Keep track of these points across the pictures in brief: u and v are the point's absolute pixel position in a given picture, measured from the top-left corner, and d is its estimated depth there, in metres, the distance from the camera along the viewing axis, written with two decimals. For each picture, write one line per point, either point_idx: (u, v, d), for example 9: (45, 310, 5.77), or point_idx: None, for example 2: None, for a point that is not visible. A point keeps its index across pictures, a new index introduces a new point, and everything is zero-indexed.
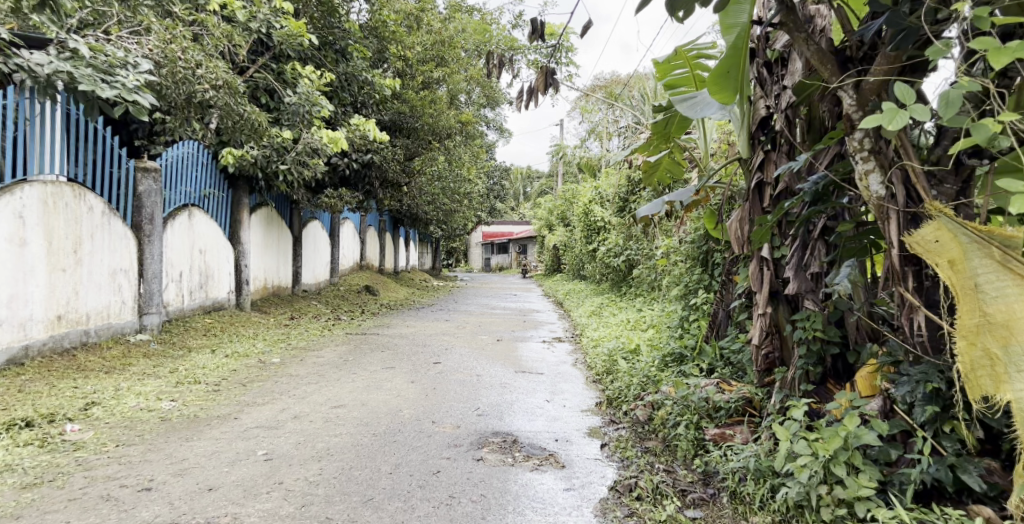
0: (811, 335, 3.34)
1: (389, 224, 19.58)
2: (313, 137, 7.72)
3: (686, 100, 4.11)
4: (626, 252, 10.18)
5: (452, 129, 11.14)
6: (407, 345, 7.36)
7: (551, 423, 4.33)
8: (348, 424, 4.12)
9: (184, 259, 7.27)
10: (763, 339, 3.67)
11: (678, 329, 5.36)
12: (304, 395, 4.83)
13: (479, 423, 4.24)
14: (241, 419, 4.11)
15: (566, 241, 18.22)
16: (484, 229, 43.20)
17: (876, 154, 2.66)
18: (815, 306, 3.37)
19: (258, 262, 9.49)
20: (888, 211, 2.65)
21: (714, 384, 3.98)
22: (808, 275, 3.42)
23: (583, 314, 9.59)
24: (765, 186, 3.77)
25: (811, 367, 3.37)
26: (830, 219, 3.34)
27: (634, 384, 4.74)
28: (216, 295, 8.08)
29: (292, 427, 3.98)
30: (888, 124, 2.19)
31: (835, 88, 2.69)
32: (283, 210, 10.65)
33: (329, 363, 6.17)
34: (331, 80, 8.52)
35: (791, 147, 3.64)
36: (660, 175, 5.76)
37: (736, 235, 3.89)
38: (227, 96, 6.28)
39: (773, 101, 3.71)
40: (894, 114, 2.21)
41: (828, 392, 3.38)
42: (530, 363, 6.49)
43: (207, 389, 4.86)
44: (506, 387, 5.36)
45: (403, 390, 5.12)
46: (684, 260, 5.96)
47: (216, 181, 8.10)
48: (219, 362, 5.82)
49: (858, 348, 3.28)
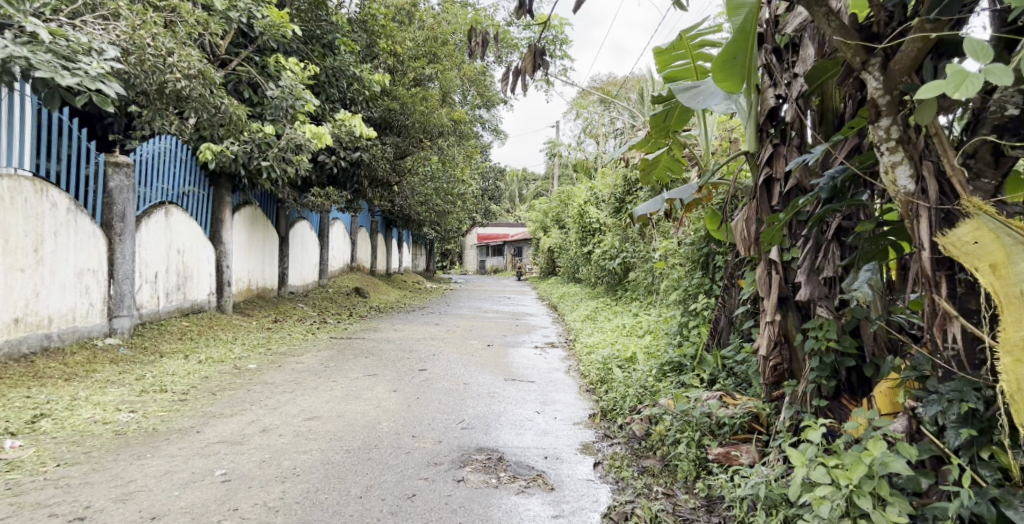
0: (823, 345, 3.07)
1: (382, 225, 19.24)
2: (297, 132, 7.40)
3: (687, 91, 3.78)
4: (622, 254, 9.86)
5: (444, 127, 10.83)
6: (393, 351, 7.03)
7: (541, 437, 4.02)
8: (320, 439, 3.80)
9: (161, 259, 6.94)
10: (770, 352, 3.35)
11: (676, 337, 5.06)
12: (277, 406, 4.51)
13: (462, 437, 3.93)
14: (204, 432, 3.79)
15: (562, 243, 17.88)
16: (480, 231, 42.84)
17: (905, 145, 2.35)
18: (829, 314, 3.11)
19: (241, 262, 9.17)
20: (918, 209, 2.35)
21: (717, 398, 3.66)
22: (820, 280, 3.14)
23: (577, 318, 9.26)
24: (774, 182, 3.46)
25: (824, 380, 3.10)
26: (846, 219, 3.08)
27: (630, 396, 4.43)
28: (195, 297, 7.74)
29: (258, 442, 3.66)
30: (957, 91, 1.85)
31: (858, 70, 2.41)
32: (269, 210, 10.32)
33: (308, 370, 5.86)
34: (316, 74, 8.21)
35: (804, 140, 3.35)
36: (658, 173, 5.49)
37: (742, 236, 3.55)
38: (201, 87, 6.01)
39: (784, 91, 3.43)
40: (962, 78, 1.86)
41: (843, 408, 3.09)
42: (521, 370, 6.18)
43: (173, 399, 4.53)
44: (493, 397, 5.04)
45: (383, 400, 4.80)
46: (682, 262, 5.67)
47: (196, 178, 7.77)
48: (191, 368, 5.50)
49: (876, 361, 3.00)
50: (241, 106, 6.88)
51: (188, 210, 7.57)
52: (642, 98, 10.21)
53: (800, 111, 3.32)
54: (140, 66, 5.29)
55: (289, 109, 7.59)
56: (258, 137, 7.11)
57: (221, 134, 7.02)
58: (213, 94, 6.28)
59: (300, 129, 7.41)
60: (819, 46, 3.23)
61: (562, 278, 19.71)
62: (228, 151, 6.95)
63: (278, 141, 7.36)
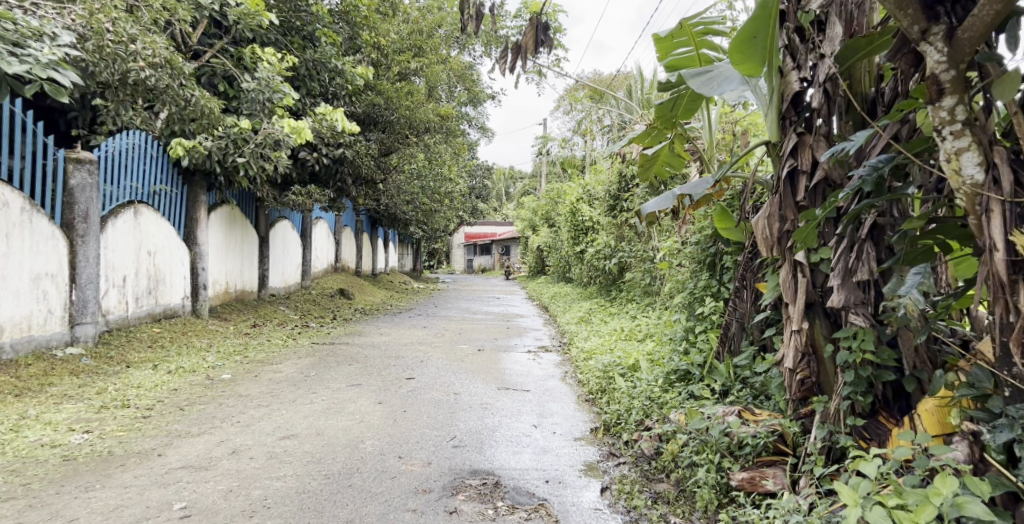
0: (858, 358, 2.76)
1: (367, 225, 18.80)
2: (275, 127, 6.98)
3: (698, 75, 3.42)
4: (616, 253, 9.51)
5: (431, 123, 10.42)
6: (379, 357, 6.65)
7: (540, 457, 3.66)
8: (296, 462, 3.41)
9: (129, 262, 6.51)
10: (797, 363, 3.03)
11: (682, 343, 4.74)
12: (249, 422, 4.11)
13: (454, 458, 3.57)
14: (165, 456, 3.38)
15: (552, 242, 17.54)
16: (467, 229, 42.42)
17: (972, 127, 2.06)
18: (866, 322, 2.79)
19: (218, 264, 8.73)
20: (988, 202, 2.06)
21: (735, 414, 3.32)
22: (854, 283, 2.80)
23: (571, 320, 8.91)
24: (799, 175, 3.09)
25: (859, 396, 2.78)
26: (883, 215, 2.76)
27: (636, 408, 4.10)
28: (168, 302, 7.30)
29: (226, 468, 3.27)
30: None
31: (916, 41, 2.09)
32: (248, 209, 9.88)
33: (287, 380, 5.45)
34: (293, 66, 7.78)
35: (832, 129, 3.00)
36: (657, 169, 5.17)
37: (764, 235, 3.20)
38: (167, 78, 5.59)
39: (809, 74, 3.06)
40: None
41: (880, 427, 2.75)
42: (515, 378, 5.82)
43: (136, 415, 4.10)
44: (486, 408, 4.68)
45: (368, 414, 4.43)
46: (686, 262, 5.34)
47: (168, 176, 7.31)
48: (159, 380, 5.07)
49: (917, 375, 2.70)
50: (214, 99, 6.46)
51: (159, 209, 7.13)
52: (634, 94, 9.89)
53: (829, 96, 2.97)
54: (98, 53, 4.85)
55: (266, 103, 7.17)
56: (233, 131, 6.71)
57: (192, 129, 6.61)
58: (181, 86, 5.86)
59: (278, 123, 6.98)
60: (848, 23, 2.89)
61: (551, 278, 19.39)
62: (201, 146, 6.51)
63: (255, 136, 6.93)
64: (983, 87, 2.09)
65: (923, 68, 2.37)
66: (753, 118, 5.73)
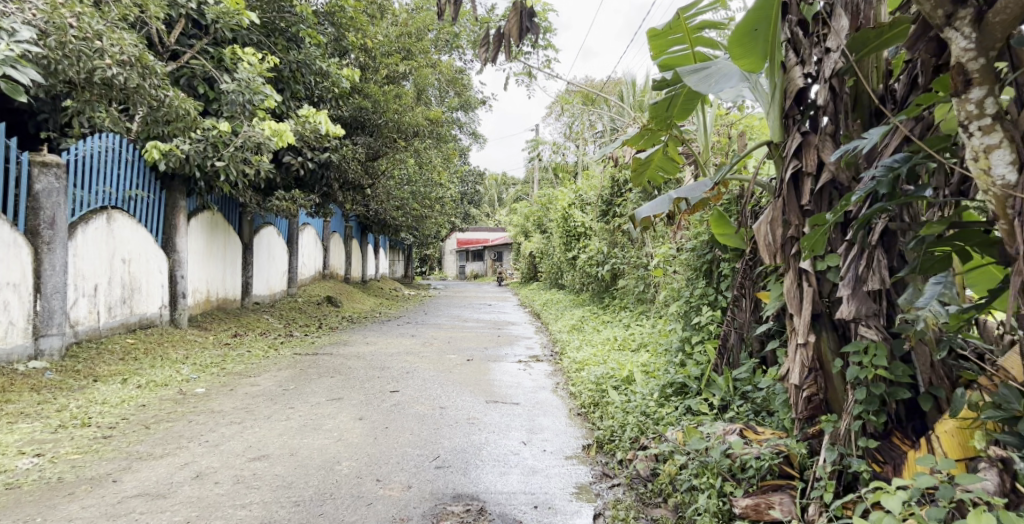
0: (871, 375, 2.54)
1: (356, 230, 18.57)
2: (255, 130, 6.72)
3: (694, 72, 3.21)
4: (610, 260, 9.30)
5: (420, 126, 10.22)
6: (363, 369, 6.40)
7: (528, 478, 3.43)
8: (264, 487, 3.17)
9: (102, 270, 6.24)
10: (803, 379, 2.79)
11: (678, 355, 4.54)
12: (218, 442, 3.86)
13: (436, 481, 3.33)
14: (121, 482, 3.14)
15: (544, 248, 17.32)
16: (459, 235, 42.17)
17: (1002, 122, 1.85)
18: (878, 335, 2.57)
19: (200, 272, 8.47)
20: (1020, 206, 1.85)
21: (737, 432, 3.09)
22: (865, 294, 2.59)
23: (563, 328, 8.69)
24: (804, 177, 2.86)
25: (871, 416, 2.56)
26: (894, 219, 2.54)
27: (630, 425, 3.89)
28: (144, 312, 7.03)
29: (187, 495, 3.03)
30: None
31: (940, 26, 1.88)
32: (232, 215, 9.64)
33: (264, 394, 5.20)
34: (275, 66, 7.54)
35: (838, 127, 2.77)
36: (650, 174, 4.98)
37: (766, 241, 2.99)
38: (138, 78, 5.39)
39: (814, 69, 2.83)
40: None
41: (894, 449, 2.53)
42: (504, 390, 5.59)
43: (95, 434, 3.85)
44: (474, 424, 4.45)
45: (347, 431, 4.18)
46: (682, 270, 5.14)
47: (144, 180, 7.04)
48: (127, 395, 4.81)
49: (933, 392, 2.50)
50: (189, 100, 6.26)
51: (135, 215, 6.86)
52: (627, 97, 9.71)
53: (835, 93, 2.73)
54: (61, 50, 4.65)
55: (246, 105, 6.90)
56: (212, 134, 6.47)
57: (167, 132, 6.40)
58: (154, 86, 5.69)
59: (258, 126, 6.73)
60: (854, 16, 2.66)
61: (543, 284, 19.17)
62: (178, 150, 6.27)
63: (235, 139, 6.69)
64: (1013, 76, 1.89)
65: (948, 58, 2.17)
66: (750, 120, 5.54)
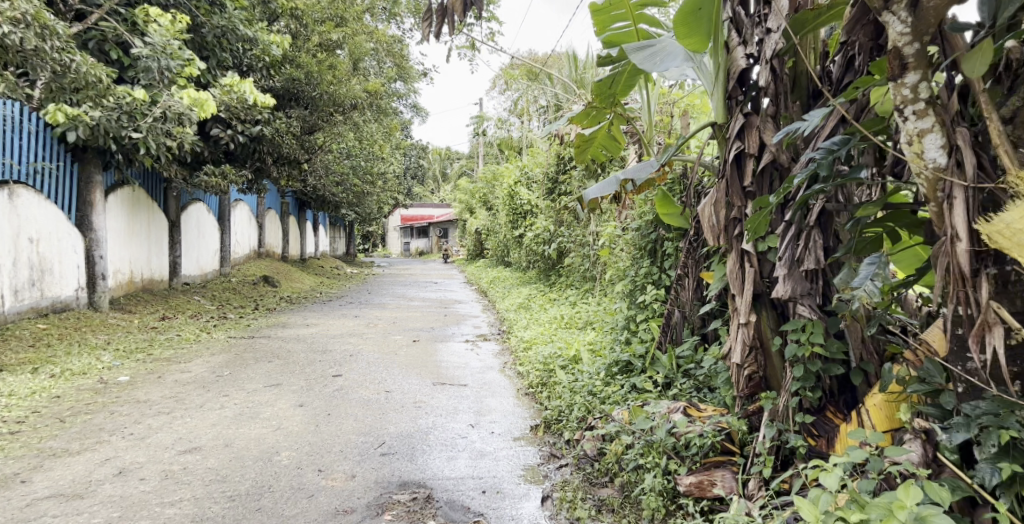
0: (808, 353, 2.60)
1: (294, 208, 18.10)
2: (174, 99, 6.56)
3: (640, 50, 3.21)
4: (556, 238, 9.33)
5: (358, 100, 9.94)
6: (305, 352, 6.26)
7: (476, 462, 3.42)
8: (197, 483, 3.08)
9: (6, 250, 5.90)
10: (744, 358, 2.85)
11: (624, 333, 4.59)
12: (145, 434, 3.74)
13: (382, 469, 3.29)
14: (29, 482, 3.08)
15: (490, 225, 17.26)
16: (403, 212, 41.63)
17: (936, 106, 1.89)
18: (814, 314, 2.64)
19: (121, 252, 8.08)
20: (951, 188, 1.90)
21: (681, 410, 3.14)
22: (802, 274, 2.64)
23: (509, 307, 8.69)
24: (746, 159, 2.89)
25: (808, 392, 2.63)
26: (831, 201, 2.58)
27: (576, 405, 3.92)
28: (58, 295, 6.68)
29: (107, 495, 2.95)
30: None
31: (878, 10, 1.91)
32: (156, 192, 9.25)
33: (198, 381, 5.03)
34: (186, 29, 7.12)
35: (779, 108, 2.79)
36: (592, 151, 4.97)
37: (710, 223, 3.02)
38: (37, 39, 5.26)
39: (755, 49, 2.84)
40: None
41: (827, 424, 2.60)
42: (451, 371, 5.56)
43: (2, 432, 3.73)
44: (420, 407, 4.40)
45: (287, 419, 4.08)
46: (626, 248, 5.18)
47: (50, 154, 6.65)
48: (38, 386, 4.64)
49: (865, 367, 2.57)
50: (100, 66, 6.01)
51: (42, 191, 6.49)
52: (569, 72, 9.67)
53: (776, 74, 2.74)
54: None
55: (165, 72, 6.73)
56: (126, 101, 6.20)
57: (76, 100, 6.10)
58: (57, 49, 5.51)
59: (177, 95, 6.59)
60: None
61: (491, 262, 19.13)
62: (86, 116, 5.96)
63: (151, 109, 6.44)
64: (946, 61, 1.93)
65: (886, 39, 2.26)
66: (692, 99, 5.59)
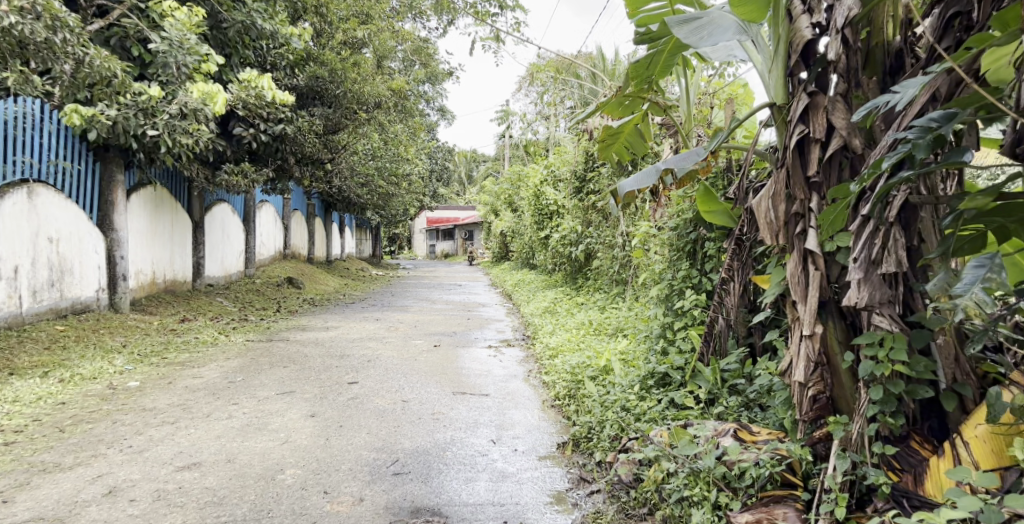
0: (888, 371, 2.18)
1: (319, 209, 17.99)
2: (187, 95, 6.34)
3: (684, 23, 2.80)
4: (584, 239, 8.95)
5: (381, 98, 9.69)
6: (320, 357, 5.97)
7: (498, 486, 3.05)
8: (190, 506, 2.78)
9: (23, 250, 5.69)
10: (808, 375, 2.44)
11: (659, 341, 4.21)
12: (144, 448, 3.45)
13: (394, 491, 2.95)
14: (13, 502, 2.80)
15: (515, 226, 16.90)
16: (428, 214, 41.52)
17: None
18: (894, 325, 2.21)
19: (142, 253, 7.88)
20: None
21: (732, 433, 2.75)
22: (879, 278, 2.22)
23: (535, 311, 8.31)
24: (811, 145, 2.49)
25: (888, 418, 2.22)
26: (916, 192, 2.18)
27: (609, 421, 3.54)
28: (78, 296, 6.49)
29: (91, 519, 2.66)
30: None
31: None
32: (180, 192, 9.07)
33: (207, 387, 4.76)
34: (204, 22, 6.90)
35: (851, 85, 2.40)
36: (618, 148, 4.60)
37: (767, 219, 2.63)
38: (48, 31, 4.96)
39: (823, 18, 2.46)
40: None
41: (913, 456, 2.18)
42: (472, 379, 5.21)
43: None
44: (438, 419, 4.06)
45: (296, 431, 3.77)
46: (661, 250, 4.80)
47: (70, 150, 6.46)
48: (40, 392, 4.38)
49: (958, 388, 2.15)
50: (115, 60, 5.75)
51: (62, 189, 6.29)
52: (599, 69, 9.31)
53: (848, 45, 2.35)
54: None
55: (183, 67, 6.52)
56: (141, 99, 6.03)
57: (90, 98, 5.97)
58: (70, 44, 5.22)
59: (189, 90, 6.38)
60: None
61: (515, 263, 18.78)
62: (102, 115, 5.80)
63: (167, 106, 6.25)
64: None
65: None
66: (733, 89, 5.20)
